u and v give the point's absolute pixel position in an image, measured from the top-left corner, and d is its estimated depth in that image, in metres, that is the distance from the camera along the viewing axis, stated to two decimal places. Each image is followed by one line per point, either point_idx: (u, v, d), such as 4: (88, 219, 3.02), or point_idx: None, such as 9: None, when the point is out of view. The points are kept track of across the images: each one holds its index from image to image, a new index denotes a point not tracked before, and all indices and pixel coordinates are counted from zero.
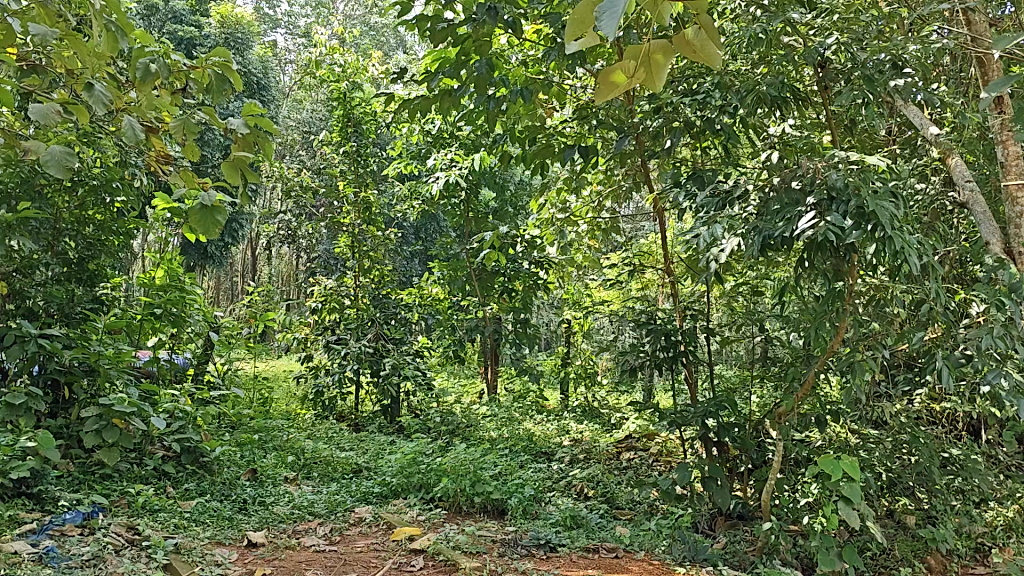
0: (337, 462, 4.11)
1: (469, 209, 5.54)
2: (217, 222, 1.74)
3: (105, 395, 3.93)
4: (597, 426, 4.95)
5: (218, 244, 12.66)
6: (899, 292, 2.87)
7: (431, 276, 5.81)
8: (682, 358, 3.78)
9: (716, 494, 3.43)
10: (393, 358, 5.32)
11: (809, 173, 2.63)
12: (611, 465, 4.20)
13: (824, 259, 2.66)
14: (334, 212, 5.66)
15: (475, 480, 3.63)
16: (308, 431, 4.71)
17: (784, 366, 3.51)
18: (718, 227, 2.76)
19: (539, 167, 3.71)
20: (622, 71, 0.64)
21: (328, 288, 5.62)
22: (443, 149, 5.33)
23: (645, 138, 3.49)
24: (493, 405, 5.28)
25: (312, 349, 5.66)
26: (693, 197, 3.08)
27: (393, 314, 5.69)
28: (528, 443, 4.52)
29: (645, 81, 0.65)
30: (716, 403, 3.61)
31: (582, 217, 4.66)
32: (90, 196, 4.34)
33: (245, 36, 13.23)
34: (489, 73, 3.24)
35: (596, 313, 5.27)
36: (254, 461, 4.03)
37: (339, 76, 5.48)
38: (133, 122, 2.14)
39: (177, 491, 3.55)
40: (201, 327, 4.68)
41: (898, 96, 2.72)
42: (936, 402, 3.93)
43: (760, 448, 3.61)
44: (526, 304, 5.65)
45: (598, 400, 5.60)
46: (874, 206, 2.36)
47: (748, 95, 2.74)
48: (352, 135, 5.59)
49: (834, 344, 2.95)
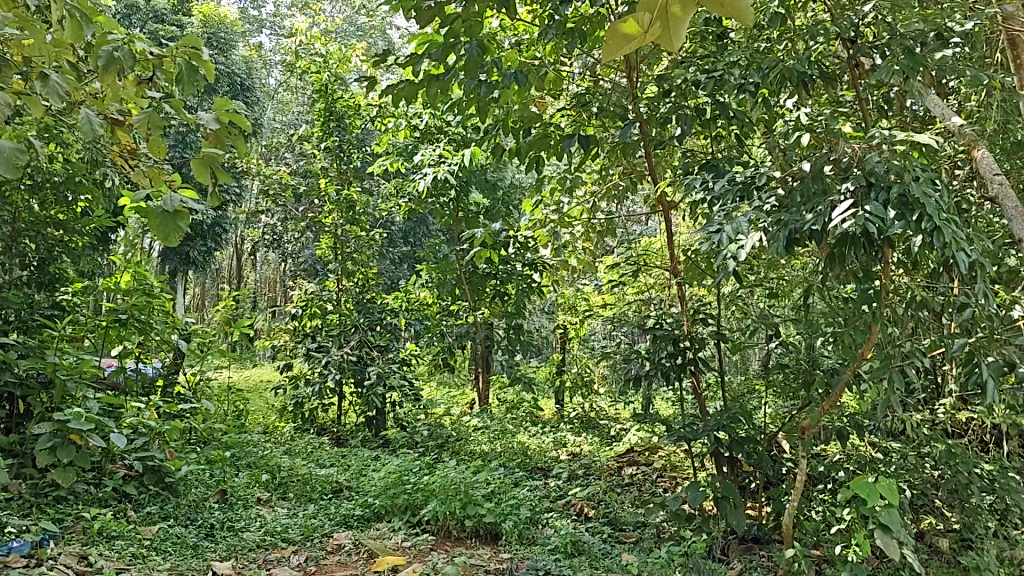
0: (316, 480, 3.79)
1: (459, 208, 5.25)
2: (180, 228, 1.70)
3: (63, 409, 3.60)
4: (596, 439, 4.63)
5: (200, 246, 12.37)
6: (934, 293, 2.58)
7: (418, 280, 5.50)
8: (691, 368, 3.45)
9: (730, 516, 3.13)
10: (377, 367, 4.94)
11: (841, 158, 2.35)
12: (612, 482, 3.89)
13: (858, 256, 2.37)
14: (315, 212, 5.35)
15: (465, 501, 3.32)
16: (287, 446, 4.38)
17: (802, 373, 3.23)
18: (744, 217, 2.44)
19: (536, 160, 3.41)
20: (635, 23, 0.51)
21: (309, 293, 5.31)
22: (431, 144, 5.02)
23: (650, 126, 3.20)
24: (484, 415, 4.97)
25: (292, 357, 5.34)
26: (705, 189, 2.78)
27: (378, 320, 5.35)
28: (522, 457, 4.21)
29: (655, 46, 0.50)
30: (728, 414, 3.32)
31: (577, 218, 4.38)
32: (51, 194, 4.02)
33: (229, 36, 12.92)
34: (480, 56, 2.94)
35: (593, 318, 4.97)
36: (225, 480, 3.70)
37: (320, 66, 5.14)
38: (90, 115, 2.10)
39: (138, 515, 3.23)
40: (171, 335, 4.36)
41: (939, 73, 2.43)
42: (962, 413, 3.64)
43: (775, 463, 3.32)
44: (519, 309, 5.13)
45: (596, 409, 5.30)
46: (923, 194, 2.07)
47: (771, 71, 2.46)
48: (334, 131, 5.28)
49: (865, 351, 2.65)
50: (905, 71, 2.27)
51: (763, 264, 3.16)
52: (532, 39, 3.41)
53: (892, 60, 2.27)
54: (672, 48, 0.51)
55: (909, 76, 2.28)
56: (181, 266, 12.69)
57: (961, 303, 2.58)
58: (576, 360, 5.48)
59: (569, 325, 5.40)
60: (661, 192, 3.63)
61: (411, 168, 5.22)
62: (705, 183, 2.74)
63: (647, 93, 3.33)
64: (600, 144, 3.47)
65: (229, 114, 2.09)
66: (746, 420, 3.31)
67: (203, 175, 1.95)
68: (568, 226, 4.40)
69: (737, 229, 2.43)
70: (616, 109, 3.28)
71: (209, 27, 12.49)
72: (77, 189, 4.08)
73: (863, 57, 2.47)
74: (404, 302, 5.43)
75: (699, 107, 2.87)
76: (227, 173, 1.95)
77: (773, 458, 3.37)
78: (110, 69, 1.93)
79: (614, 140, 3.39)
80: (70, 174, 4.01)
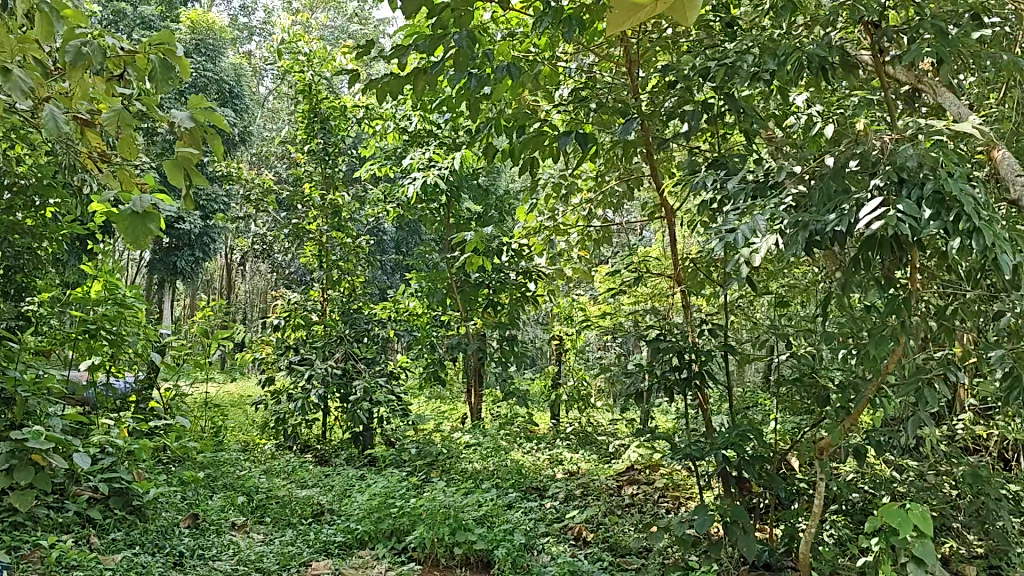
0: (296, 502, 3.55)
1: (449, 214, 5.02)
2: (150, 230, 1.70)
3: (24, 427, 3.35)
4: (593, 457, 4.41)
5: (188, 256, 12.16)
6: (964, 301, 2.36)
7: (407, 289, 5.27)
8: (697, 382, 3.22)
9: (740, 541, 2.90)
10: (363, 382, 4.69)
11: (867, 152, 2.13)
12: (612, 503, 3.66)
13: (885, 259, 2.15)
14: (299, 218, 5.12)
15: (454, 526, 3.09)
16: (267, 465, 4.14)
17: (817, 387, 3.00)
18: (762, 216, 2.20)
19: (530, 162, 3.18)
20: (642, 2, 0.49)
21: (291, 303, 5.09)
22: (420, 148, 4.81)
23: (652, 123, 2.98)
24: (476, 431, 4.74)
25: (273, 370, 5.09)
26: (714, 189, 2.56)
27: (365, 331, 5.11)
28: (517, 477, 3.98)
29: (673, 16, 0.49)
30: (737, 431, 3.09)
31: (572, 225, 4.17)
32: (19, 199, 3.77)
33: (218, 42, 12.69)
34: (472, 46, 2.71)
35: (590, 329, 4.75)
36: (198, 504, 3.44)
37: (303, 65, 4.91)
38: (55, 112, 1.95)
39: (102, 542, 2.97)
40: (144, 347, 4.11)
41: (973, 58, 2.21)
42: (982, 431, 3.43)
43: (787, 483, 3.09)
44: (513, 319, 4.98)
45: (592, 424, 5.08)
46: (962, 189, 1.84)
47: (787, 57, 2.24)
48: (318, 133, 5.06)
49: (890, 365, 2.42)
50: (940, 54, 2.05)
51: (774, 270, 2.94)
52: (526, 31, 3.18)
53: (925, 42, 2.05)
54: (685, 19, 0.49)
55: (943, 61, 2.06)
56: (168, 276, 12.47)
57: (994, 311, 2.35)
58: (572, 372, 5.26)
59: (564, 336, 5.33)
60: (662, 196, 3.41)
61: (399, 172, 4.99)
62: (714, 179, 2.50)
63: (649, 88, 3.11)
64: (598, 143, 3.24)
65: (203, 114, 2.09)
66: (756, 437, 3.09)
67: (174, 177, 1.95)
68: (562, 233, 4.19)
69: (755, 228, 2.20)
70: (616, 105, 3.05)
71: (197, 33, 12.26)
72: (46, 194, 3.84)
73: (889, 42, 2.25)
74: (393, 312, 5.20)
75: (707, 100, 2.65)
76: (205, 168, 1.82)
77: (785, 478, 3.14)
78: (76, 66, 1.81)
79: (614, 138, 3.16)
80: (39, 177, 3.78)
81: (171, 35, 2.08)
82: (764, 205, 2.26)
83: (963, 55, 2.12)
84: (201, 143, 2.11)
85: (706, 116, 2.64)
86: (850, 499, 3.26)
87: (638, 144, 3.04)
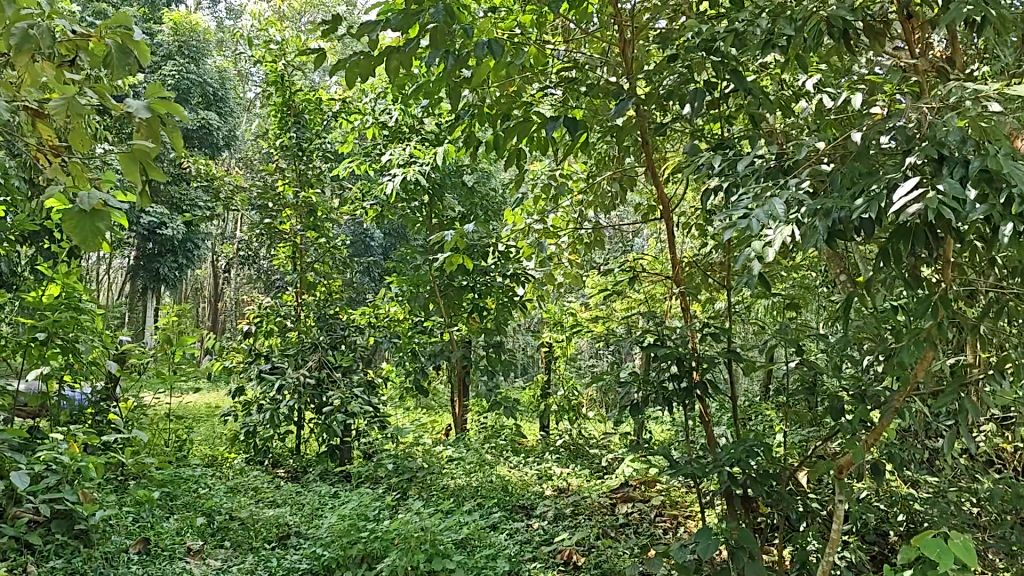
0: (261, 522, 3.26)
1: (432, 215, 4.75)
2: (100, 228, 1.55)
3: None
4: (586, 472, 4.14)
5: (169, 263, 12.01)
6: (1002, 300, 2.09)
7: (387, 293, 5.03)
8: (699, 393, 2.94)
9: (747, 568, 2.62)
10: (339, 392, 4.41)
11: (899, 128, 1.85)
12: (603, 522, 3.37)
13: (918, 250, 1.87)
14: (271, 217, 4.85)
15: (430, 552, 2.79)
16: (233, 482, 3.84)
17: (831, 398, 2.73)
18: (779, 202, 1.92)
19: (516, 152, 2.89)
20: None
21: (265, 307, 4.87)
22: (401, 144, 4.55)
23: (647, 105, 2.71)
24: (460, 443, 4.46)
25: (242, 380, 4.80)
26: (720, 175, 2.29)
27: (342, 338, 4.82)
28: (502, 495, 3.70)
29: None
30: (744, 446, 2.81)
31: (562, 228, 3.92)
32: None
33: (201, 44, 12.43)
34: (451, 20, 2.40)
35: (581, 335, 4.49)
36: (151, 526, 3.14)
37: (276, 55, 4.63)
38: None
39: (38, 571, 2.63)
40: (101, 355, 3.80)
41: (1017, 21, 1.94)
42: (1003, 443, 3.18)
43: (797, 503, 2.82)
44: (500, 326, 4.74)
45: (584, 436, 4.83)
46: (1017, 165, 1.56)
47: (805, 22, 1.96)
48: (291, 128, 4.78)
49: (920, 373, 2.15)
50: (984, 13, 1.77)
51: (784, 268, 2.66)
52: (509, 6, 2.89)
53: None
54: None
55: (988, 22, 1.79)
56: (150, 284, 12.26)
57: None
58: (562, 381, 5.00)
59: (555, 342, 5.06)
60: (658, 189, 3.14)
61: (378, 170, 4.73)
62: (716, 160, 2.22)
63: (644, 69, 2.84)
64: (590, 130, 2.97)
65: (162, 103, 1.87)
66: (763, 452, 2.81)
67: (131, 171, 1.76)
68: (552, 237, 3.93)
69: (772, 214, 1.91)
70: (608, 88, 2.78)
71: (180, 35, 12.03)
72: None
73: (920, 5, 1.98)
74: (372, 318, 4.92)
75: (711, 78, 2.38)
76: (164, 171, 1.71)
77: (795, 497, 2.86)
78: (22, 50, 1.58)
79: (607, 123, 2.88)
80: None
81: (126, 17, 1.84)
82: (779, 189, 1.98)
83: (1008, 14, 1.85)
84: (159, 134, 1.87)
85: (708, 93, 2.37)
86: (864, 520, 2.99)
87: (633, 130, 2.77)
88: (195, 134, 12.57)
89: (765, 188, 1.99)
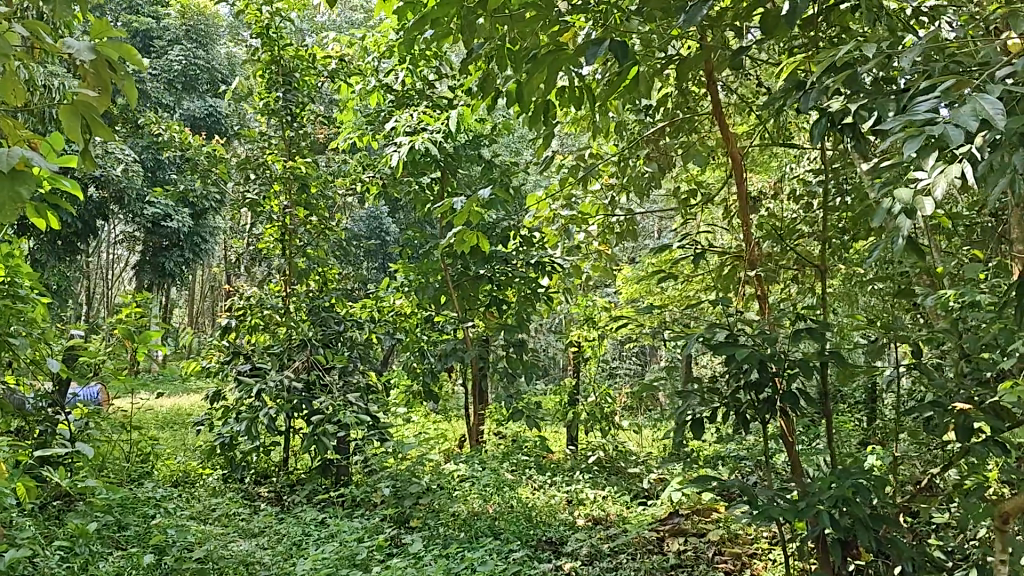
0: (226, 561, 2.61)
1: (443, 192, 4.13)
2: (17, 197, 1.06)
3: None
4: (624, 497, 3.51)
5: (176, 258, 11.46)
6: None
7: (391, 284, 4.43)
8: (781, 408, 2.26)
9: None
10: (334, 399, 3.79)
11: None
12: (651, 564, 2.70)
13: None
14: (255, 193, 4.26)
15: None
16: (203, 507, 3.19)
17: (961, 416, 2.07)
18: (989, 97, 1.17)
19: (544, 95, 2.19)
20: None
21: (250, 297, 4.26)
22: (406, 109, 3.95)
23: (716, 23, 2.07)
24: (475, 458, 3.84)
25: (223, 383, 4.19)
26: (835, 100, 1.63)
27: (337, 334, 4.21)
28: (524, 527, 3.04)
29: None
30: (847, 477, 2.13)
31: (594, 212, 3.27)
32: None
33: (209, 28, 11.86)
34: None
35: (618, 335, 3.87)
36: (83, 567, 2.49)
37: (261, 4, 4.06)
38: None
39: None
40: (43, 347, 3.15)
41: None
42: None
43: (915, 552, 2.15)
44: (521, 320, 4.12)
45: (618, 450, 4.21)
46: None
47: None
48: (280, 88, 4.21)
49: None
50: None
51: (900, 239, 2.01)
52: None
53: None
54: None
55: None
56: (155, 280, 11.72)
57: None
58: (593, 386, 4.40)
59: (584, 342, 4.46)
60: (725, 141, 2.49)
61: (382, 141, 4.13)
62: (849, 48, 1.56)
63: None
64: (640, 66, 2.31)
65: (111, 45, 1.33)
66: (872, 486, 2.13)
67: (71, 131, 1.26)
68: (583, 223, 3.27)
69: (977, 111, 1.15)
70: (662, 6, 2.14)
71: (187, 18, 11.54)
72: None
73: None
74: (374, 312, 4.33)
75: None
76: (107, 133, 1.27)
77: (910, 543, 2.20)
78: None
79: (658, 52, 2.24)
80: None
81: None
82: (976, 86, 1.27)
83: None
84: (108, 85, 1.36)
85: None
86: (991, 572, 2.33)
87: (697, 61, 2.12)
88: (204, 123, 11.98)
89: (952, 84, 1.28)
